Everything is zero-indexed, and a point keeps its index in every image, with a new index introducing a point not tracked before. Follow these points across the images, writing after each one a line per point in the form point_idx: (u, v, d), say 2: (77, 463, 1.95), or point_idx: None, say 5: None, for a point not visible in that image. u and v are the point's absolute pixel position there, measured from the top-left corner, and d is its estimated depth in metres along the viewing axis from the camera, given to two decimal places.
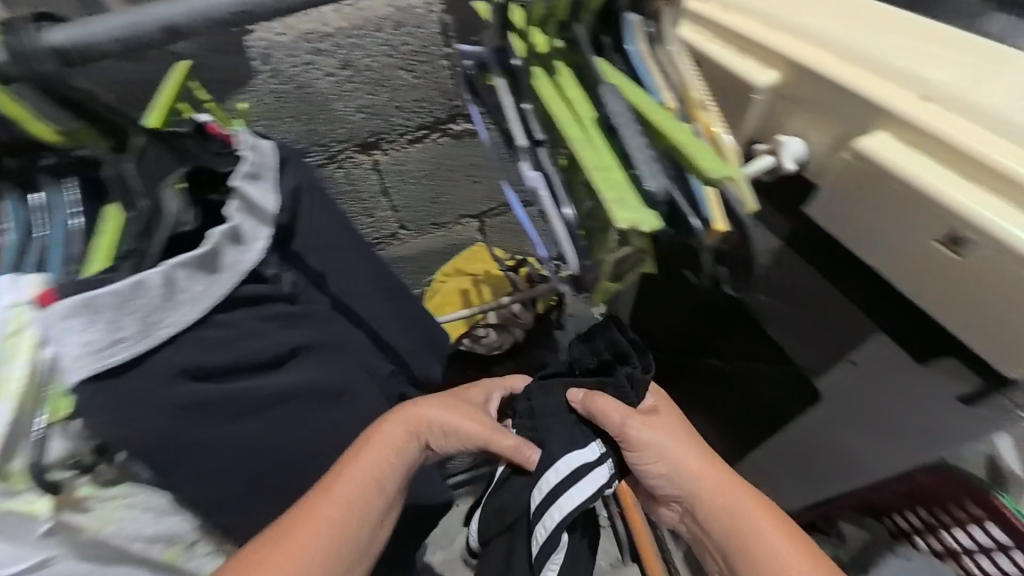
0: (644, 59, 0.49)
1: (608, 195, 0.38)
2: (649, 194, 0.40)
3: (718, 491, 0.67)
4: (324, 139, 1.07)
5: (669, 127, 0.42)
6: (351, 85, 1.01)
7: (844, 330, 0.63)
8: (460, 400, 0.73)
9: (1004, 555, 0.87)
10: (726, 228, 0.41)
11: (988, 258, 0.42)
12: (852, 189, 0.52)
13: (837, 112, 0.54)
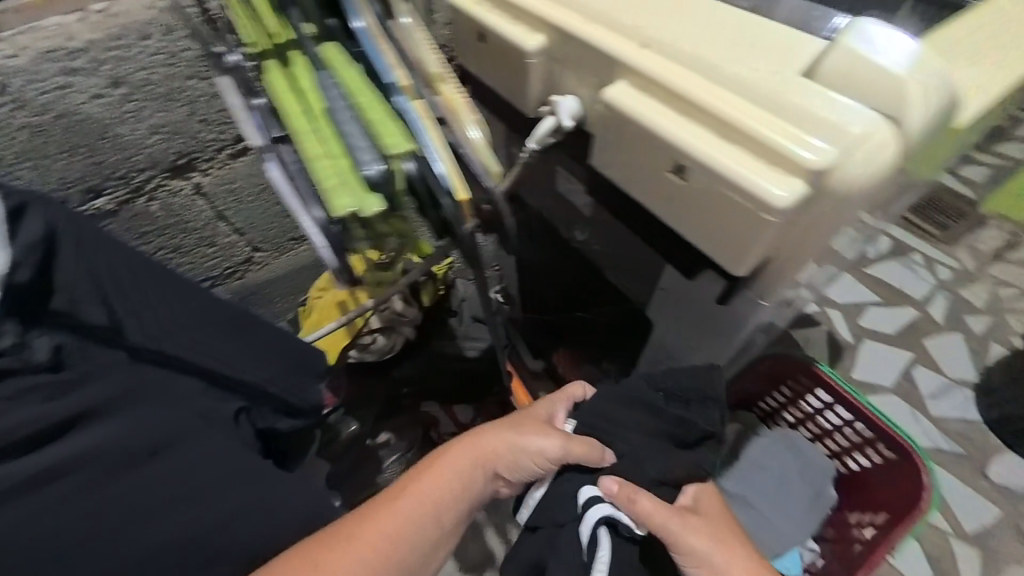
0: (374, 35, 0.47)
1: (325, 184, 0.40)
2: (374, 180, 0.41)
3: None
4: (118, 171, 0.93)
5: (375, 107, 0.43)
6: (132, 104, 0.87)
7: (647, 261, 0.70)
8: (522, 418, 0.75)
9: (831, 410, 1.10)
10: (464, 195, 0.42)
11: (701, 178, 0.48)
12: (612, 135, 0.57)
13: (590, 65, 0.60)
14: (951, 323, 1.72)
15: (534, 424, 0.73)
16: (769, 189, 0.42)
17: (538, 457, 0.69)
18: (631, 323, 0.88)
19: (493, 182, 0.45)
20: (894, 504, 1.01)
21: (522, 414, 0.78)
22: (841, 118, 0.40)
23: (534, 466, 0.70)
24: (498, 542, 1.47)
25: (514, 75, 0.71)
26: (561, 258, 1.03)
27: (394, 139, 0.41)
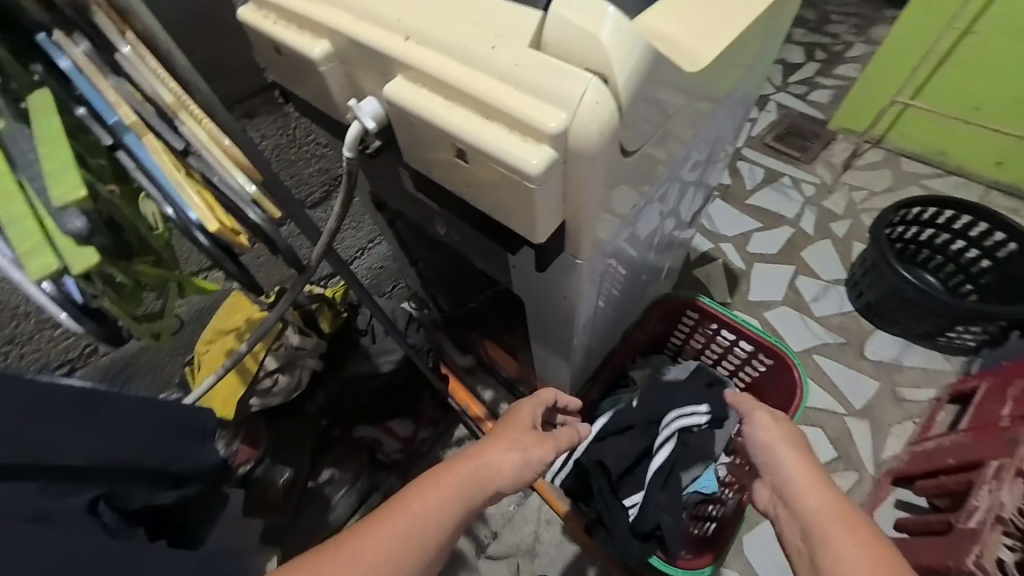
0: (86, 75, 0.45)
1: (20, 250, 0.40)
2: (70, 233, 0.40)
3: (804, 479, 0.67)
4: None
5: (62, 153, 0.41)
6: None
7: (491, 246, 0.73)
8: (514, 430, 0.76)
9: (721, 336, 1.23)
10: (216, 224, 0.43)
11: (475, 159, 0.50)
12: (406, 130, 0.58)
13: (373, 65, 0.59)
14: (821, 232, 1.94)
15: (532, 439, 0.75)
16: (528, 162, 0.44)
17: (530, 471, 0.72)
18: (511, 303, 0.91)
19: (252, 204, 0.47)
20: (781, 402, 1.15)
21: (501, 421, 0.79)
22: (569, 85, 0.43)
23: (529, 477, 0.73)
24: (465, 541, 1.49)
25: (318, 87, 0.69)
26: (440, 255, 1.04)
27: (65, 188, 0.39)
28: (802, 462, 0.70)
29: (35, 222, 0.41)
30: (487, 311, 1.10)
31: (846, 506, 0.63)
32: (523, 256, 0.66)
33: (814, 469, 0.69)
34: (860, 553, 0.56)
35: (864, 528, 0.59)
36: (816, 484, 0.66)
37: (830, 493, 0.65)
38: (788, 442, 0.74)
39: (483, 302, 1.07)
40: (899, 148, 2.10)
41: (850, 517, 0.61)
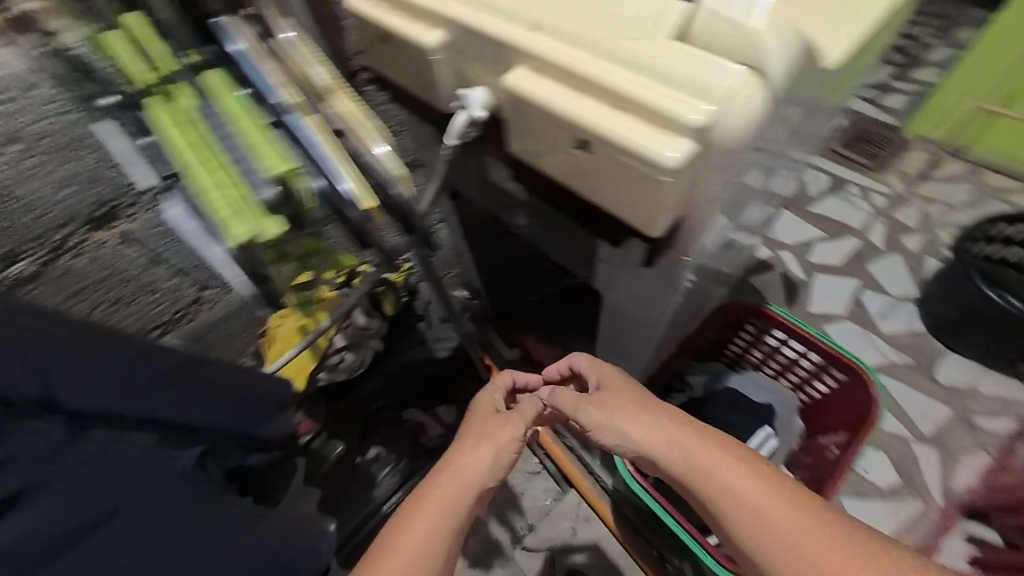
0: (266, 75, 0.55)
1: (223, 211, 0.49)
2: (266, 201, 0.50)
3: (664, 442, 0.69)
4: (35, 231, 0.89)
5: (262, 139, 0.52)
6: (37, 157, 0.86)
7: (581, 242, 0.73)
8: (485, 420, 0.79)
9: (789, 346, 1.18)
10: (370, 202, 0.52)
11: (598, 151, 0.50)
12: (520, 118, 0.59)
13: (491, 55, 0.60)
14: (890, 246, 1.83)
15: (493, 426, 0.77)
16: (664, 153, 0.44)
17: (517, 437, 0.76)
18: (582, 298, 0.90)
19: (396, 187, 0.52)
20: (846, 420, 1.10)
21: (464, 425, 0.80)
22: (715, 77, 0.43)
23: (508, 459, 0.74)
24: (500, 530, 1.51)
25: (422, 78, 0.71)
26: (504, 245, 1.02)
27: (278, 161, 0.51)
28: (643, 426, 0.71)
29: (235, 191, 0.50)
30: (545, 305, 1.08)
31: (691, 440, 0.67)
32: (622, 252, 0.66)
33: (650, 423, 0.71)
34: (732, 478, 0.62)
35: (712, 450, 0.65)
36: (665, 438, 0.69)
37: (675, 437, 0.68)
38: (618, 412, 0.74)
39: (541, 295, 1.04)
40: (984, 160, 1.96)
41: (702, 451, 0.66)
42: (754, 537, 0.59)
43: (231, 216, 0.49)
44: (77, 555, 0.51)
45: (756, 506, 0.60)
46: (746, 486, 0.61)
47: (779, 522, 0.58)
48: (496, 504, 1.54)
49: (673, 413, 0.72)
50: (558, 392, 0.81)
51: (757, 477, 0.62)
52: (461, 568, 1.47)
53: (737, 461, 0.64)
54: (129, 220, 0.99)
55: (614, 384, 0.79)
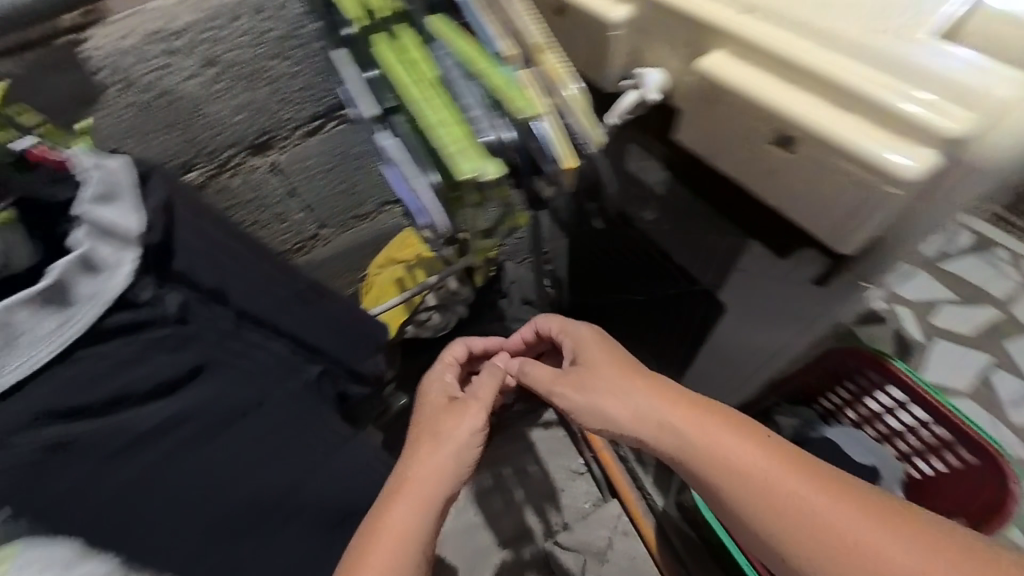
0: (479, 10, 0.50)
1: (450, 154, 0.43)
2: (490, 143, 0.44)
3: (649, 424, 0.62)
4: (208, 147, 0.98)
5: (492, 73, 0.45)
6: (223, 83, 0.93)
7: (725, 247, 0.69)
8: (434, 408, 0.71)
9: (909, 409, 1.02)
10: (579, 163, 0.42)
11: (807, 150, 0.47)
12: (703, 106, 0.56)
13: (682, 36, 0.57)
14: None
15: (447, 421, 0.68)
16: (899, 162, 0.41)
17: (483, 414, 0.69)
18: (701, 308, 0.86)
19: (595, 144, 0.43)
20: (966, 506, 0.99)
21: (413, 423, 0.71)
22: (980, 83, 0.40)
23: (473, 456, 0.66)
24: (535, 520, 1.47)
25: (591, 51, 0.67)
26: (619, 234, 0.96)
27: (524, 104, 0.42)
28: (620, 400, 0.65)
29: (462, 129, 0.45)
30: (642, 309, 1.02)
31: (674, 407, 0.62)
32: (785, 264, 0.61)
33: (627, 391, 0.65)
34: (725, 442, 0.57)
35: (698, 417, 0.60)
36: (646, 411, 0.63)
37: (657, 406, 0.62)
38: (594, 382, 0.67)
39: (644, 296, 0.98)
40: None
41: (686, 420, 0.60)
42: (754, 503, 0.54)
43: (457, 155, 0.43)
44: (230, 434, 0.61)
45: (752, 472, 0.55)
46: (741, 454, 0.56)
47: (781, 485, 0.53)
48: (534, 493, 1.51)
49: (651, 376, 0.66)
50: (530, 368, 0.76)
51: (748, 440, 0.57)
52: (490, 545, 1.44)
53: (727, 423, 0.59)
54: (280, 151, 1.09)
55: (586, 346, 0.73)
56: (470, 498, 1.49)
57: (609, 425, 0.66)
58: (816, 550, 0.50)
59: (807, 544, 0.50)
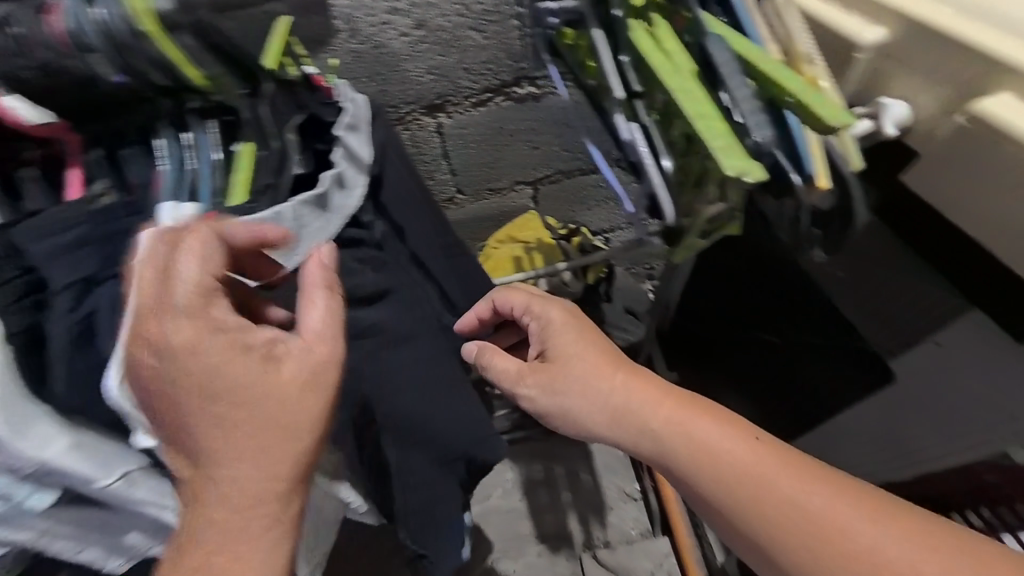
0: (749, 11, 0.45)
1: (713, 143, 0.37)
2: (755, 144, 0.38)
3: (632, 423, 0.54)
4: (394, 100, 1.03)
5: (778, 75, 0.38)
6: (424, 45, 0.96)
7: (925, 313, 0.62)
8: (244, 373, 0.41)
9: None
10: (829, 185, 0.40)
11: None
12: (955, 154, 0.50)
13: (951, 74, 0.49)
14: None
15: (286, 416, 0.42)
16: None
17: (325, 388, 0.44)
18: (862, 370, 0.72)
19: (852, 170, 0.41)
20: None
21: (177, 388, 0.40)
22: None
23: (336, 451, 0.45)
24: (577, 527, 1.33)
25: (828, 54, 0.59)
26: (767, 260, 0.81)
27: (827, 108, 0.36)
28: (596, 398, 0.56)
29: (720, 123, 0.39)
30: (763, 354, 0.85)
31: (655, 404, 0.54)
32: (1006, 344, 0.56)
33: (604, 380, 0.56)
34: (711, 438, 0.51)
35: (683, 415, 0.52)
36: (624, 409, 0.55)
37: (639, 405, 0.54)
38: (571, 369, 0.58)
39: (776, 339, 0.80)
40: None
41: (669, 425, 0.53)
42: (746, 504, 0.48)
43: (714, 148, 0.38)
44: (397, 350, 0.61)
45: (742, 472, 0.49)
46: (730, 455, 0.50)
47: (775, 485, 0.48)
48: (582, 500, 1.37)
49: (628, 367, 0.58)
50: (496, 359, 0.62)
51: (735, 437, 0.51)
52: (529, 535, 1.32)
53: (714, 421, 0.52)
54: (448, 116, 1.10)
55: (562, 335, 0.61)
56: (518, 483, 1.38)
57: (584, 426, 0.57)
58: (813, 554, 0.45)
59: (807, 540, 0.45)
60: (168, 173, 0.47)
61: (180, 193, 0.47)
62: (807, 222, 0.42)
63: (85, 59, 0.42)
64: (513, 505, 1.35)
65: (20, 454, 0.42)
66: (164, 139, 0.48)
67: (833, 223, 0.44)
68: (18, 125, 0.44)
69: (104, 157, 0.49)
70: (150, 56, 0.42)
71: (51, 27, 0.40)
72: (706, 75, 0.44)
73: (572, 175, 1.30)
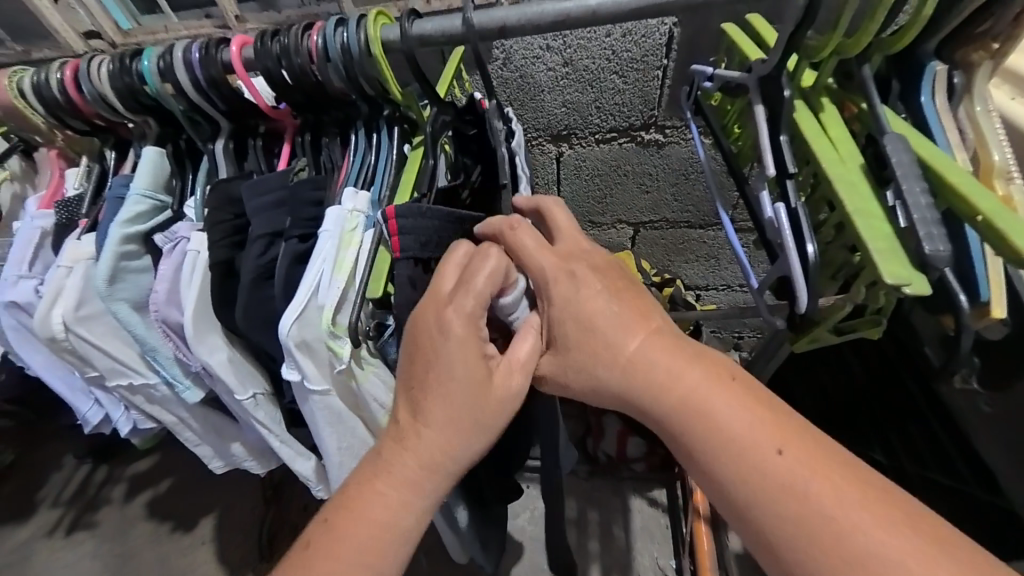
0: (938, 116, 0.43)
1: (871, 245, 0.36)
2: (923, 256, 0.35)
3: (636, 397, 0.40)
4: (527, 125, 1.09)
5: (965, 188, 0.36)
6: (567, 81, 1.01)
7: None
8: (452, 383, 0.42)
9: None
10: (1004, 316, 0.37)
11: None
12: None
13: None
14: None
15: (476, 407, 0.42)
16: None
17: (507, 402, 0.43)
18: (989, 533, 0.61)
19: None
20: None
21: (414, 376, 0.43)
22: None
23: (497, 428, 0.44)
24: None
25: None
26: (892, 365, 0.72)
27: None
28: (595, 368, 0.41)
29: (883, 227, 0.38)
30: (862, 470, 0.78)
31: (669, 374, 0.38)
32: None
33: (613, 333, 0.41)
34: (733, 428, 0.34)
35: (703, 392, 0.37)
36: (625, 378, 0.40)
37: (645, 373, 0.39)
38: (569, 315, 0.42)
39: (884, 461, 0.74)
40: None
41: (675, 406, 0.37)
42: (770, 526, 0.32)
43: (871, 251, 0.37)
44: None
45: (756, 465, 0.33)
46: (756, 455, 0.33)
47: (801, 496, 0.31)
48: (608, 555, 1.29)
49: (649, 325, 0.41)
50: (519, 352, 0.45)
51: (756, 431, 0.34)
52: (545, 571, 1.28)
53: (746, 411, 0.35)
54: (571, 147, 1.14)
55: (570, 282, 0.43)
56: (547, 513, 1.36)
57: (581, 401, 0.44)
58: None
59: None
60: (354, 163, 0.56)
61: (357, 181, 0.55)
62: (968, 348, 0.39)
63: (324, 66, 0.52)
64: (538, 535, 1.33)
65: (198, 355, 0.56)
66: (358, 135, 0.57)
67: (1006, 357, 0.40)
68: (262, 107, 0.57)
69: (309, 141, 0.60)
70: (366, 71, 0.52)
71: (309, 41, 0.52)
72: (874, 171, 0.42)
73: (678, 226, 1.28)
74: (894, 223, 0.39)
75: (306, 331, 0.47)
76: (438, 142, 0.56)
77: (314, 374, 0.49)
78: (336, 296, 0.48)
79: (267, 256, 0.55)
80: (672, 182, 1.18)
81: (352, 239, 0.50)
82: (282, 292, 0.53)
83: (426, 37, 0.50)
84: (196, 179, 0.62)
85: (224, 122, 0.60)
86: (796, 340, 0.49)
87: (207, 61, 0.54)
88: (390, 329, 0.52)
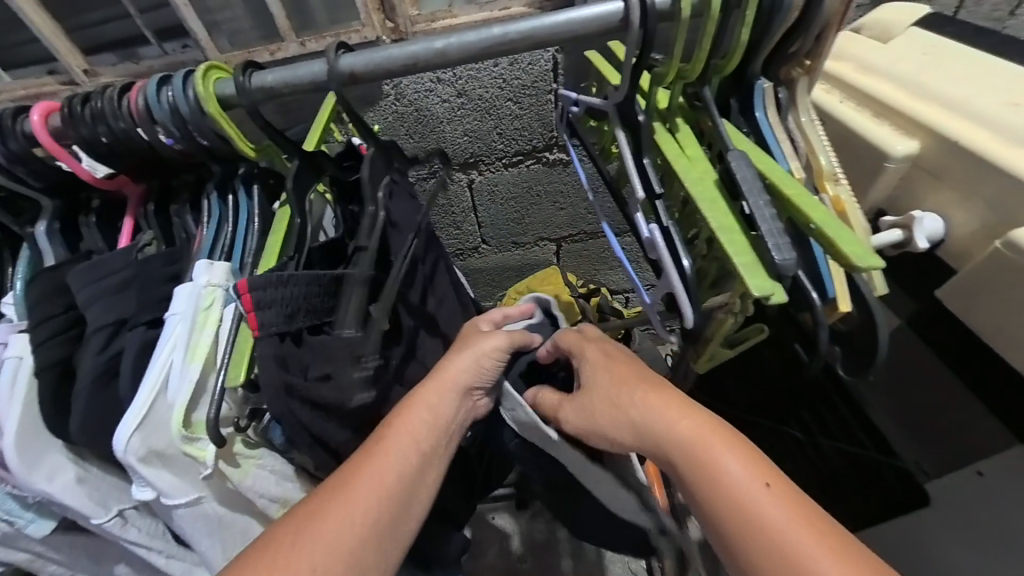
0: (774, 128, 0.47)
1: (735, 260, 0.38)
2: (774, 266, 0.37)
3: (648, 437, 0.42)
4: (432, 156, 1.07)
5: (798, 199, 0.39)
6: (463, 112, 1.00)
7: (955, 430, 0.62)
8: (427, 399, 0.49)
9: None
10: (849, 308, 0.40)
11: None
12: (988, 279, 0.51)
13: (976, 189, 0.52)
14: None
15: (423, 408, 0.49)
16: None
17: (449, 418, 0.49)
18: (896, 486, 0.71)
19: (877, 298, 0.41)
20: None
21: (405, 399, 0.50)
22: None
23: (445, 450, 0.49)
24: None
25: (853, 165, 0.63)
26: None
27: (852, 247, 0.34)
28: (615, 411, 0.45)
29: (741, 241, 0.39)
30: (780, 445, 0.82)
31: (668, 422, 0.41)
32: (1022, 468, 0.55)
33: (624, 390, 0.45)
34: (731, 478, 0.37)
35: (705, 438, 0.39)
36: (636, 424, 0.43)
37: (654, 424, 0.42)
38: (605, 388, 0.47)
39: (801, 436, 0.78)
40: None
41: (684, 454, 0.39)
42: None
43: (734, 264, 0.38)
44: None
45: (754, 514, 0.35)
46: (773, 526, 0.35)
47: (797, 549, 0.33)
48: None
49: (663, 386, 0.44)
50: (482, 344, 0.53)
51: (753, 482, 0.36)
52: None
53: (739, 458, 0.37)
54: (480, 174, 1.13)
55: (604, 366, 0.48)
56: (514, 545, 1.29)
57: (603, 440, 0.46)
58: None
59: None
60: (209, 232, 0.50)
61: (213, 252, 0.50)
62: (827, 341, 0.42)
63: (154, 129, 0.46)
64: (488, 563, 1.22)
65: (31, 485, 0.46)
66: (215, 197, 0.51)
67: (859, 342, 0.44)
68: (89, 180, 0.50)
69: (154, 211, 0.53)
70: (203, 130, 0.46)
71: (131, 103, 0.46)
72: (728, 183, 0.44)
73: (597, 236, 1.32)
74: (750, 235, 0.41)
75: (153, 439, 0.41)
76: (306, 197, 0.51)
77: (172, 486, 0.43)
78: (190, 387, 0.42)
79: (111, 350, 0.47)
80: (583, 196, 1.22)
81: (209, 318, 0.44)
82: (129, 389, 0.45)
83: (270, 90, 0.46)
84: (16, 269, 0.52)
85: (44, 201, 0.52)
86: (699, 360, 0.52)
87: (5, 134, 0.46)
88: (268, 414, 0.47)
